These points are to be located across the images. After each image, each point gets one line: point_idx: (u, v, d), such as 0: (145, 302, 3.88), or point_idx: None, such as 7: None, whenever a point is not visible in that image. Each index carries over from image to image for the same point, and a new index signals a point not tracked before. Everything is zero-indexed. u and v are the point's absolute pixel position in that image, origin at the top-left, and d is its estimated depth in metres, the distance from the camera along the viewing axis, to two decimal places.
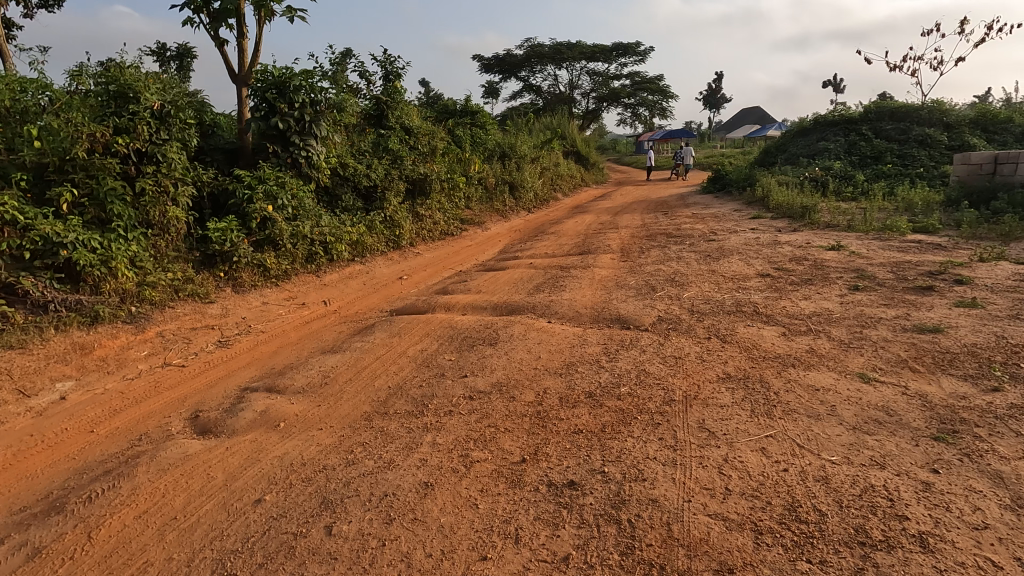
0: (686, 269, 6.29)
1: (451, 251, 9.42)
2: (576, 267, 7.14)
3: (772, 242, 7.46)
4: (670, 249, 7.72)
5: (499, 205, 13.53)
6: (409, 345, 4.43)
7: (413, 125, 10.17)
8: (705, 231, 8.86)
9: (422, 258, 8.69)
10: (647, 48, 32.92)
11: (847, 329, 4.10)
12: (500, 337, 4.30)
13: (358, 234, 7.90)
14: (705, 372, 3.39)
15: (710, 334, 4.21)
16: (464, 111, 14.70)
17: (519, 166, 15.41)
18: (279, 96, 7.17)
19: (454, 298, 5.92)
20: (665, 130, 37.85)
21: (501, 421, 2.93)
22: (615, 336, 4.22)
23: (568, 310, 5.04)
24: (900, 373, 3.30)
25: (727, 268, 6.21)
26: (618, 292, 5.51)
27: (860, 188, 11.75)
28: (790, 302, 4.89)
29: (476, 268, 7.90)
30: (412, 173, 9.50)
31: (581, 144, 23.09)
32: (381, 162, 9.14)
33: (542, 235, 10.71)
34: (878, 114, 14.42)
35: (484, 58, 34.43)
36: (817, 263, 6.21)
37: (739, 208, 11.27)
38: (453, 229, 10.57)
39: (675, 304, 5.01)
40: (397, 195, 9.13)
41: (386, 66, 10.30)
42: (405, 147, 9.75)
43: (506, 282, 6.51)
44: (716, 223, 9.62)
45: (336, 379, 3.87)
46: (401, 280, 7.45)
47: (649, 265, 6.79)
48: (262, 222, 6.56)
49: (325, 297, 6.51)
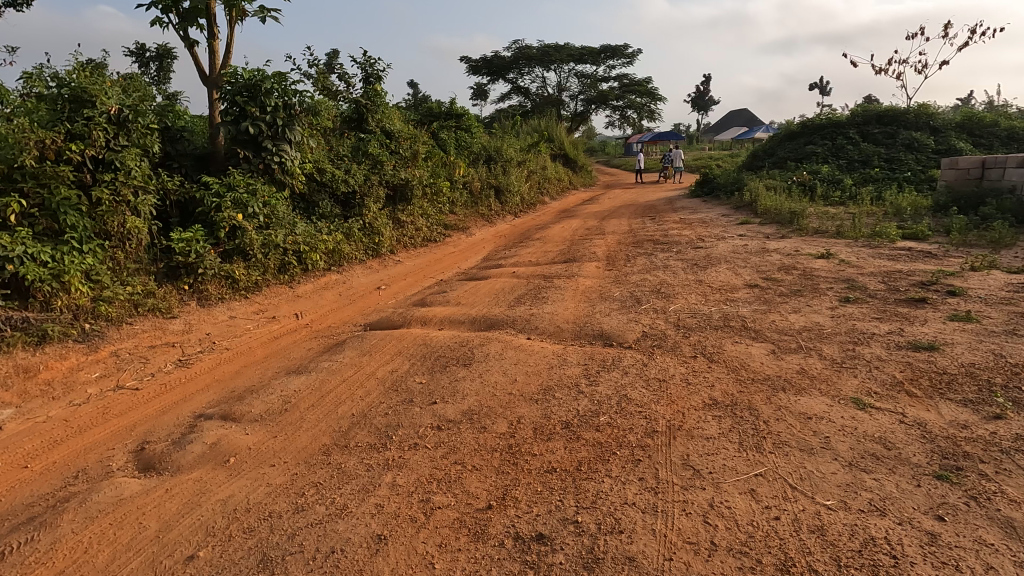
0: (673, 280, 6.09)
1: (434, 258, 9.17)
2: (560, 276, 6.92)
3: (760, 250, 7.29)
4: (656, 257, 7.52)
5: (485, 209, 13.30)
6: (378, 365, 4.18)
7: (394, 129, 9.91)
8: (692, 237, 8.68)
9: (403, 267, 8.42)
10: (635, 51, 32.86)
11: (839, 348, 3.91)
12: (475, 356, 4.06)
13: (336, 242, 7.62)
14: (690, 398, 3.17)
15: (696, 352, 4.00)
16: (449, 114, 14.45)
17: (505, 169, 15.18)
18: (250, 100, 6.90)
19: (431, 311, 5.67)
20: (654, 133, 37.83)
21: (469, 457, 2.69)
22: (596, 356, 4.00)
23: (548, 324, 4.81)
24: (897, 398, 3.11)
25: (714, 278, 6.02)
26: (602, 305, 5.29)
27: (848, 193, 11.66)
28: (778, 316, 4.70)
29: (458, 277, 7.65)
30: (392, 178, 9.23)
31: (569, 146, 22.92)
32: (360, 167, 8.86)
33: (528, 241, 10.48)
34: (865, 117, 14.38)
35: (473, 60, 34.22)
36: (807, 272, 6.04)
37: (727, 213, 11.13)
38: (435, 235, 10.32)
39: (661, 318, 4.80)
40: (377, 201, 8.86)
41: (366, 68, 10.02)
42: (385, 151, 9.48)
43: (487, 293, 6.27)
44: (704, 229, 9.46)
45: (297, 406, 3.60)
46: (379, 290, 7.19)
47: (634, 274, 6.58)
48: (231, 232, 6.28)
49: (298, 310, 6.23)
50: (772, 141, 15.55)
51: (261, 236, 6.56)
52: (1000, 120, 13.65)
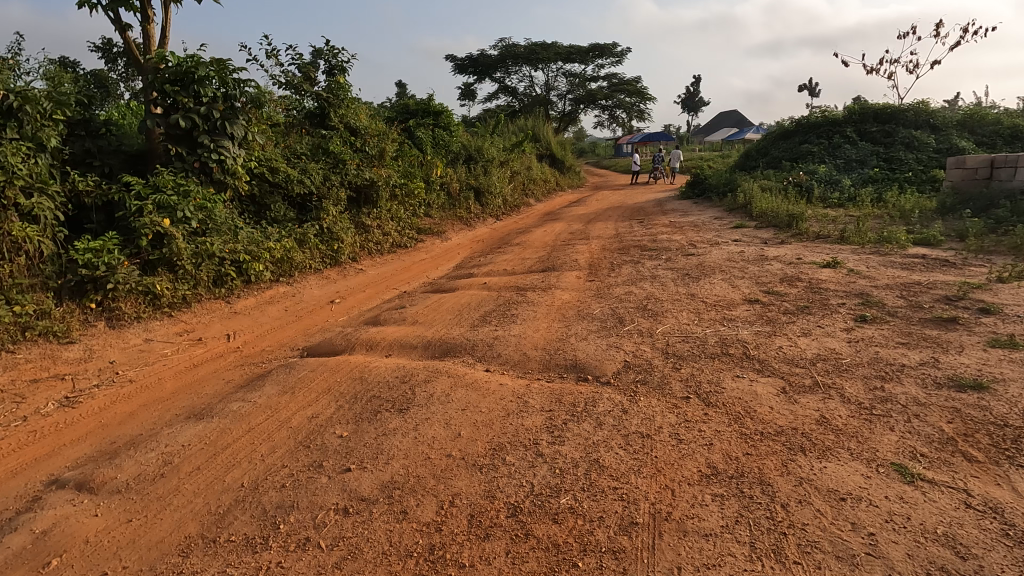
0: (661, 293, 5.35)
1: (401, 266, 8.36)
2: (535, 288, 6.16)
3: (758, 258, 6.56)
4: (643, 265, 6.79)
5: (464, 212, 12.53)
6: (297, 409, 3.37)
7: (359, 126, 9.10)
8: (683, 243, 7.96)
9: (365, 276, 7.62)
10: (624, 50, 32.23)
11: (864, 386, 3.17)
12: (415, 398, 3.27)
13: (286, 249, 6.79)
14: (682, 467, 2.40)
15: (688, 391, 3.24)
16: (426, 112, 13.66)
17: (486, 170, 14.41)
18: (180, 88, 6.01)
19: (382, 332, 4.89)
20: (644, 134, 37.27)
21: (372, 569, 1.92)
22: (565, 396, 3.23)
23: (512, 352, 4.04)
24: (953, 466, 2.36)
25: (708, 292, 5.28)
26: (578, 325, 4.53)
27: (847, 195, 11.02)
28: (786, 341, 3.96)
29: (423, 289, 6.86)
30: (356, 179, 8.42)
31: (556, 146, 22.19)
32: (318, 166, 8.05)
33: (507, 246, 9.72)
34: (863, 115, 13.76)
35: (459, 59, 33.49)
36: (813, 285, 5.32)
37: (719, 216, 10.44)
38: (406, 241, 9.52)
39: (647, 344, 4.04)
40: (337, 203, 8.04)
41: (328, 58, 9.18)
42: (349, 149, 8.66)
43: (450, 310, 5.49)
44: (695, 233, 8.74)
45: (177, 470, 2.78)
46: (332, 304, 6.38)
47: (618, 286, 5.83)
48: (155, 240, 5.45)
49: (232, 329, 5.41)
50: (766, 140, 14.89)
51: (192, 244, 5.73)
52: (1002, 117, 13.07)
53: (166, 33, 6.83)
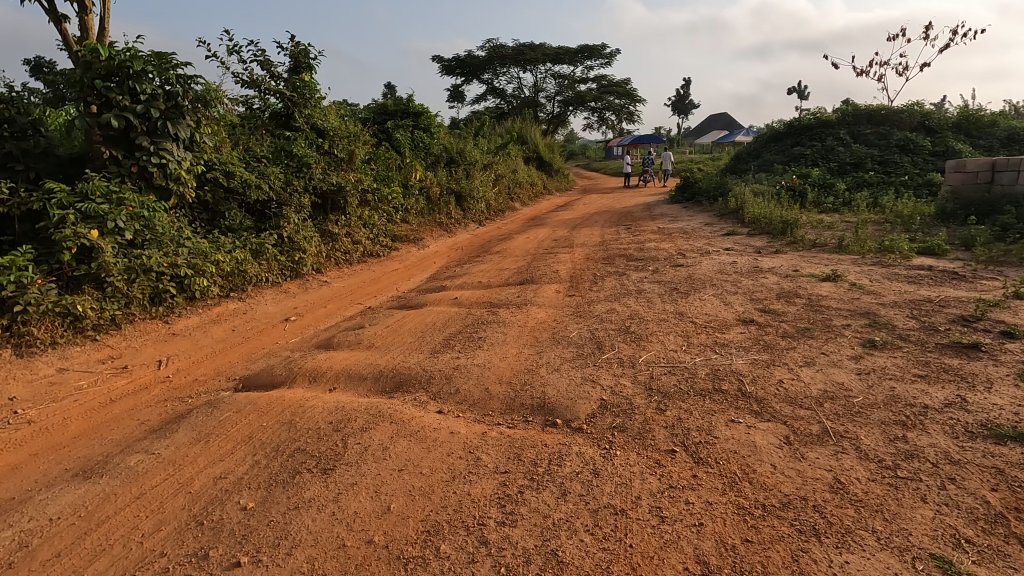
0: (646, 312, 4.83)
1: (371, 278, 7.79)
2: (509, 305, 5.61)
3: (752, 270, 6.06)
4: (628, 278, 6.27)
5: (444, 218, 11.98)
6: (203, 467, 2.79)
7: (326, 127, 8.51)
8: (672, 252, 7.45)
9: (330, 289, 7.05)
10: (613, 51, 31.84)
11: (884, 436, 2.65)
12: (346, 453, 2.71)
13: (238, 261, 6.20)
14: (663, 565, 1.87)
15: (674, 441, 2.70)
16: (405, 113, 13.09)
17: (469, 174, 13.86)
18: (112, 85, 5.40)
19: (331, 359, 4.32)
20: (634, 137, 36.91)
21: None
22: (527, 450, 2.68)
23: (472, 388, 3.49)
24: (1012, 559, 1.84)
25: (698, 311, 4.76)
26: (551, 353, 3.98)
27: (841, 199, 10.59)
28: (787, 373, 3.43)
29: (389, 305, 6.29)
30: (321, 184, 7.84)
31: (544, 149, 21.68)
32: (279, 171, 7.46)
33: (486, 254, 9.17)
34: (856, 117, 13.35)
35: (446, 60, 32.96)
36: (813, 302, 4.81)
37: (710, 222, 9.97)
38: (378, 249, 8.95)
39: (627, 376, 3.50)
40: (300, 210, 7.45)
41: (294, 55, 8.59)
42: (315, 153, 8.09)
43: (412, 330, 4.93)
44: (685, 241, 8.24)
45: (31, 559, 2.21)
46: (287, 322, 5.81)
47: (599, 303, 5.30)
48: (80, 255, 4.86)
49: (166, 354, 4.81)
50: (758, 142, 14.45)
51: (124, 258, 5.12)
52: (998, 119, 12.71)
53: (106, 25, 6.24)
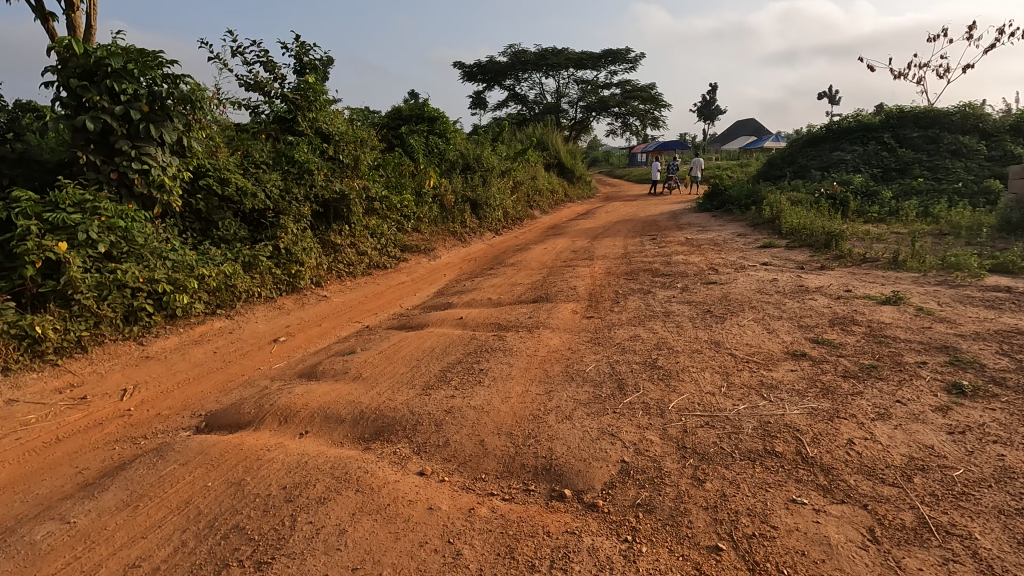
0: (676, 341, 4.16)
1: (375, 292, 7.27)
2: (518, 328, 4.99)
3: (796, 289, 5.33)
4: (654, 297, 5.59)
5: (458, 226, 11.45)
6: (117, 549, 2.22)
7: (331, 131, 8.06)
8: (702, 266, 6.74)
9: (328, 305, 6.53)
10: (638, 55, 31.10)
11: (1009, 538, 1.95)
12: (291, 538, 2.12)
13: (227, 275, 5.71)
14: None
15: (717, 534, 2.06)
16: (420, 118, 12.62)
17: (486, 181, 13.31)
18: (90, 84, 4.96)
19: (309, 393, 3.75)
20: (659, 143, 36.07)
21: None
22: (524, 542, 2.06)
23: (465, 440, 2.88)
24: None
25: (737, 340, 4.08)
26: (562, 393, 3.35)
27: (887, 208, 9.73)
28: (858, 431, 2.74)
29: (389, 324, 5.74)
30: (323, 191, 7.37)
31: (565, 155, 21.04)
32: (278, 178, 7.01)
33: (500, 266, 8.59)
34: (901, 120, 12.42)
35: (467, 67, 32.67)
36: (874, 332, 4.08)
37: (742, 232, 9.22)
38: (386, 261, 8.45)
39: (654, 429, 2.85)
40: (300, 220, 6.97)
41: (299, 55, 8.17)
42: (318, 158, 7.62)
43: (406, 358, 4.35)
44: (716, 254, 7.53)
45: None
46: (275, 343, 5.29)
47: (620, 327, 4.66)
48: (44, 270, 4.40)
49: (134, 381, 4.30)
50: (793, 147, 13.58)
51: (95, 273, 4.65)
52: None
53: (93, 22, 5.86)
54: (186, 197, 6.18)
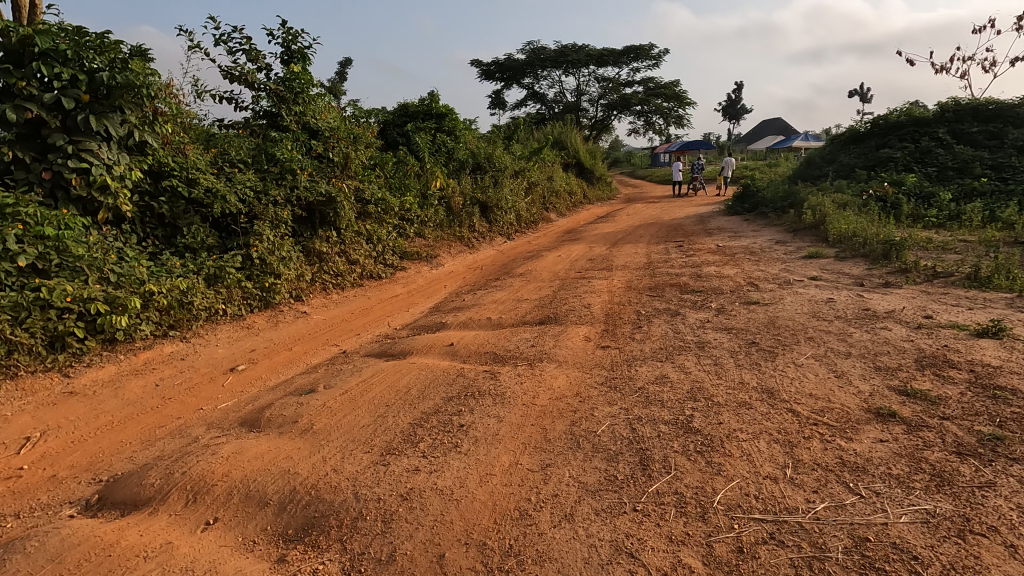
0: (716, 388, 3.22)
1: (363, 306, 6.45)
2: (516, 360, 4.10)
3: (861, 314, 4.33)
4: (683, 321, 4.65)
5: (466, 231, 10.60)
6: None
7: (320, 127, 7.28)
8: (740, 281, 5.77)
9: (306, 324, 5.71)
10: (661, 51, 29.93)
11: None
12: None
13: (183, 290, 4.92)
14: None
15: None
16: (427, 115, 11.82)
17: (497, 182, 12.45)
18: (15, 68, 4.24)
19: (239, 453, 2.91)
20: (683, 143, 34.81)
21: None
22: None
23: (417, 555, 2.01)
24: None
25: (798, 390, 3.12)
26: (561, 473, 2.44)
27: (947, 212, 8.58)
28: (1012, 565, 1.78)
29: (369, 349, 4.89)
30: (307, 193, 6.57)
31: (585, 154, 20.06)
32: (255, 177, 6.24)
33: (507, 276, 7.70)
34: (958, 113, 11.16)
35: (485, 65, 31.91)
36: (983, 379, 3.08)
37: (781, 239, 8.19)
38: (380, 270, 7.64)
39: (693, 547, 1.94)
40: (278, 226, 6.18)
41: (286, 43, 7.41)
42: (303, 155, 6.83)
43: (373, 402, 3.49)
44: (754, 266, 6.53)
45: None
46: (232, 373, 4.48)
47: (642, 365, 3.74)
48: None
49: (45, 426, 3.53)
50: (833, 144, 12.42)
51: (11, 291, 3.89)
52: None
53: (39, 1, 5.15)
54: (147, 200, 5.46)
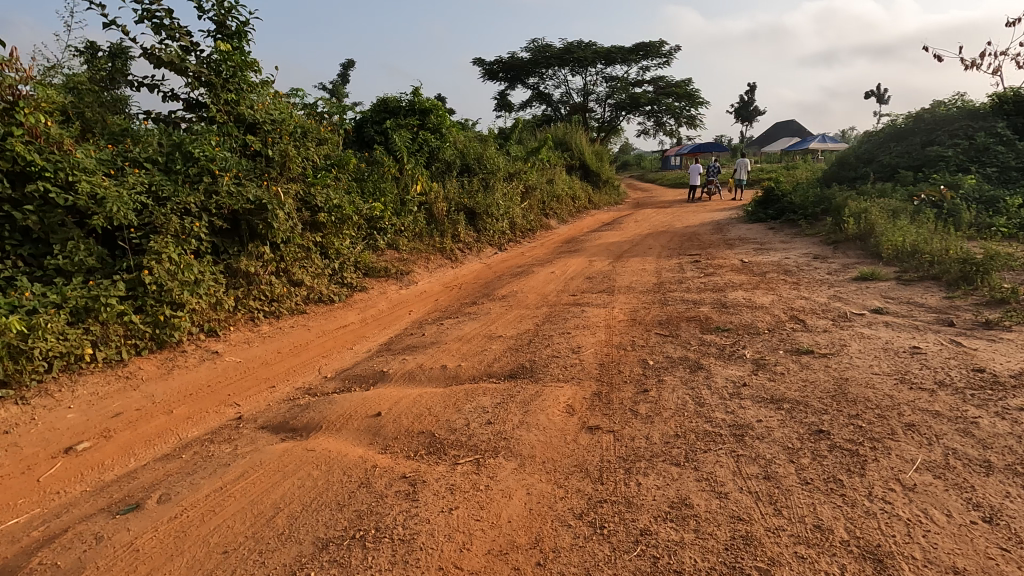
0: (776, 548, 1.84)
1: (298, 341, 5.12)
2: (458, 451, 2.73)
3: (973, 380, 2.92)
4: (709, 382, 3.27)
5: (449, 241, 9.29)
6: None
7: (257, 118, 5.98)
8: (780, 316, 4.38)
9: (210, 370, 4.39)
10: (673, 49, 28.53)
11: None
12: None
13: (22, 333, 3.61)
14: None
15: None
16: (409, 111, 10.54)
17: (488, 186, 11.12)
18: None
19: None
20: (695, 145, 33.31)
21: None
22: None
23: None
24: None
25: (930, 562, 1.72)
26: None
27: (1019, 219, 7.12)
28: None
29: (274, 414, 3.55)
30: (230, 199, 5.24)
31: (591, 156, 18.69)
32: (163, 178, 4.97)
33: (486, 299, 6.36)
34: (1017, 106, 9.67)
35: (489, 65, 30.76)
36: None
37: (820, 254, 6.77)
38: (333, 292, 6.31)
39: None
40: (186, 240, 4.85)
41: (220, 18, 6.15)
42: (229, 152, 5.54)
43: (205, 543, 2.15)
44: (794, 292, 5.12)
45: None
46: (62, 458, 3.14)
47: (646, 476, 2.36)
48: None
49: None
50: (868, 142, 10.95)
51: None
52: None
53: None
54: (4, 210, 4.20)
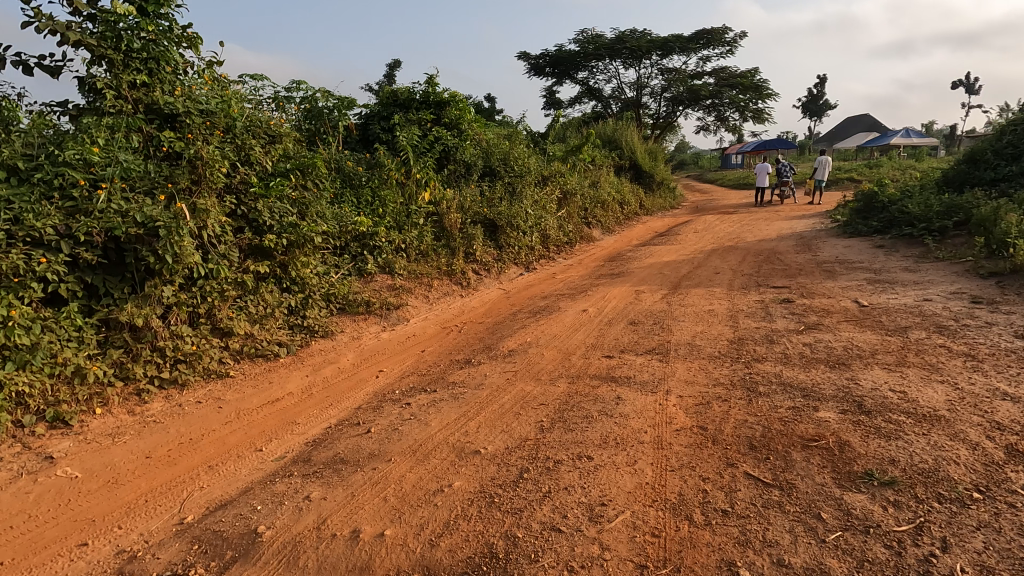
0: None
1: (191, 433, 3.46)
2: None
3: None
4: None
5: (460, 259, 7.53)
6: None
7: (174, 108, 4.39)
8: (992, 452, 2.31)
9: (17, 498, 2.78)
10: (737, 36, 25.73)
11: None
12: None
13: None
14: None
15: None
16: (423, 103, 8.89)
17: (515, 192, 9.31)
18: None
19: None
20: (761, 142, 30.25)
21: None
22: None
23: None
24: None
25: None
26: None
27: None
28: None
29: None
30: (109, 219, 3.64)
31: (644, 154, 16.53)
32: (6, 192, 3.40)
33: (485, 357, 4.53)
34: None
35: (536, 60, 28.94)
36: None
37: (983, 297, 4.54)
38: (279, 342, 4.66)
39: None
40: (26, 285, 3.27)
41: None
42: (122, 153, 3.95)
43: None
44: (983, 382, 3.00)
45: None
46: None
47: None
48: None
49: None
50: (1010, 132, 8.36)
51: None
52: None
53: None
54: None
